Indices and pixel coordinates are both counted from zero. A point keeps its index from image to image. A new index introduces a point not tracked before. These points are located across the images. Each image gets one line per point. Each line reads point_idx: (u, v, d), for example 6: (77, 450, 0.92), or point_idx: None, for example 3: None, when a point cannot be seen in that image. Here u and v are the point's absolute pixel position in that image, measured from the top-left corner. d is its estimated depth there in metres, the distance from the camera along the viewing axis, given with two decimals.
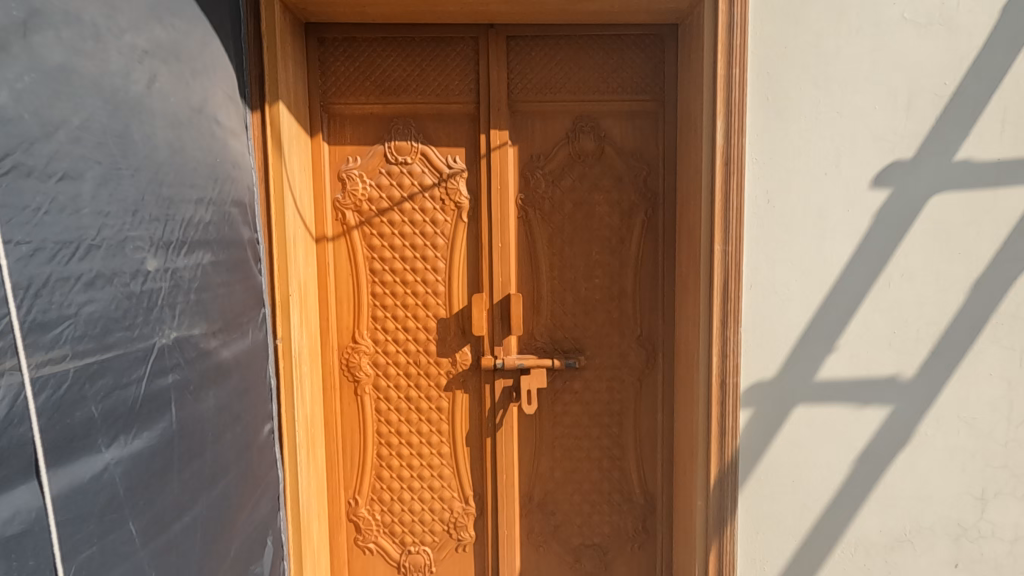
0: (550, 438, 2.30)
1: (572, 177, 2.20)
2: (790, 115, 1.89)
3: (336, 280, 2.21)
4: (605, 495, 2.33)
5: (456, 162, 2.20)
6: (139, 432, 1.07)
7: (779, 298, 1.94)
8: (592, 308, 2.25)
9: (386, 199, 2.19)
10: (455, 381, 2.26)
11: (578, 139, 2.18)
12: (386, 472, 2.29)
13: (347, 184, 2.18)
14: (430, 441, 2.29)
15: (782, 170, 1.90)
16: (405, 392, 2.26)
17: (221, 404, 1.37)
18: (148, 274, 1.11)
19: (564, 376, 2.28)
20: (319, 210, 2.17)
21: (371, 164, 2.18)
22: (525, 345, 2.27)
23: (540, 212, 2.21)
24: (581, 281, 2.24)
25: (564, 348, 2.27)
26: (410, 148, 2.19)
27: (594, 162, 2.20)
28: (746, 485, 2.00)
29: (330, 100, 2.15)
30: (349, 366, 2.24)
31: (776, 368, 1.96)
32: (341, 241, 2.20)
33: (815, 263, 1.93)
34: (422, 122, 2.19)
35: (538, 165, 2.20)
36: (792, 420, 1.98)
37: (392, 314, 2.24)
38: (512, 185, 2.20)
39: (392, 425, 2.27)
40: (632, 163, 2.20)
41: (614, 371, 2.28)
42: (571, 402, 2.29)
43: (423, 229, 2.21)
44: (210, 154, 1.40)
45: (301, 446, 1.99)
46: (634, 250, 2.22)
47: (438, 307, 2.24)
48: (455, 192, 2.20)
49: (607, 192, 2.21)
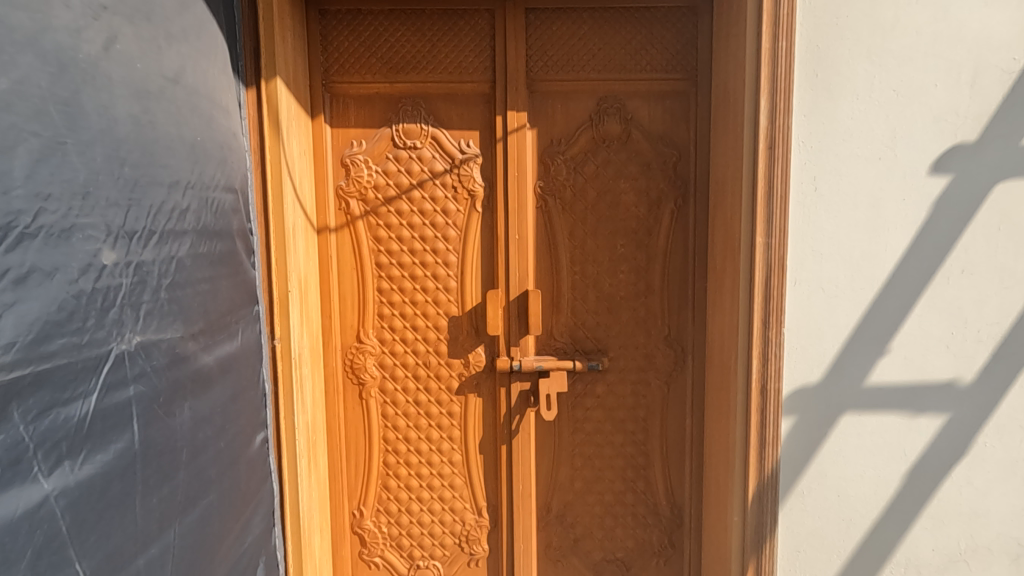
0: (569, 447, 2.13)
1: (595, 163, 2.02)
2: (841, 94, 1.68)
3: (339, 276, 2.05)
4: (628, 507, 2.15)
5: (469, 146, 2.03)
6: (89, 457, 0.94)
7: (826, 295, 1.74)
8: (616, 305, 2.07)
9: (394, 187, 2.03)
10: (467, 384, 2.10)
11: (603, 121, 2.00)
12: (393, 481, 2.14)
13: (351, 171, 2.01)
14: (440, 448, 2.13)
15: (831, 155, 1.70)
16: (413, 397, 2.10)
17: (196, 416, 1.24)
18: (104, 269, 0.98)
19: (586, 379, 2.10)
20: (321, 199, 2.01)
21: (377, 149, 2.02)
22: (544, 346, 2.09)
23: (561, 201, 2.03)
24: (604, 277, 2.06)
25: (586, 349, 2.09)
26: (419, 132, 2.01)
27: (620, 147, 2.01)
28: (787, 500, 1.81)
29: (333, 79, 1.99)
30: (353, 367, 2.08)
31: (822, 372, 1.76)
32: (344, 232, 2.04)
33: (867, 258, 1.73)
34: (432, 103, 2.01)
35: (559, 150, 2.01)
36: (839, 429, 1.79)
37: (400, 313, 2.07)
38: (531, 171, 2.03)
39: (400, 432, 2.12)
40: (660, 147, 2.01)
41: (640, 375, 2.10)
42: (592, 407, 2.11)
43: (433, 221, 2.04)
44: (192, 132, 1.25)
45: (301, 456, 1.85)
46: (663, 242, 2.04)
47: (449, 304, 2.07)
48: (467, 179, 2.03)
49: (633, 179, 2.02)
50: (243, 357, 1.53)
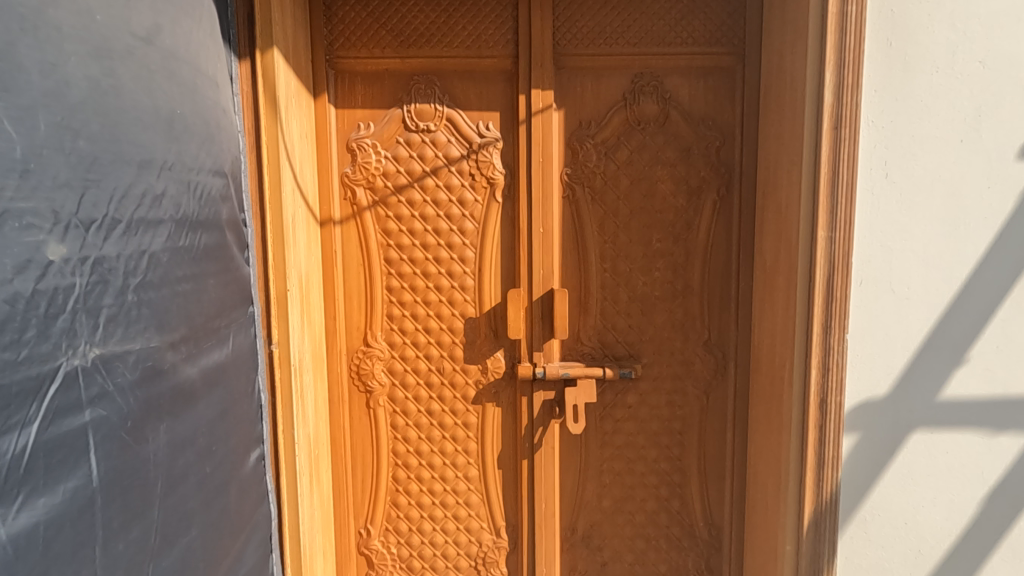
0: (597, 462, 1.94)
1: (629, 148, 1.81)
2: (917, 66, 1.47)
3: (345, 273, 1.86)
4: (662, 529, 1.96)
5: (489, 129, 1.82)
6: (29, 503, 0.75)
7: (896, 297, 1.53)
8: (650, 306, 1.87)
9: (405, 175, 1.83)
10: (485, 392, 1.91)
11: (638, 101, 1.79)
12: (403, 498, 1.95)
13: (358, 156, 1.82)
14: (455, 463, 1.94)
15: (905, 137, 1.49)
16: (426, 406, 1.91)
17: (175, 440, 1.04)
18: (49, 267, 0.79)
19: (616, 388, 1.90)
20: (324, 188, 1.81)
21: (387, 132, 1.82)
22: (570, 351, 1.89)
23: (591, 191, 1.83)
24: (638, 275, 1.86)
25: (616, 356, 1.89)
26: (433, 113, 1.81)
27: (657, 130, 1.81)
28: (847, 528, 1.61)
29: (338, 54, 1.79)
30: (360, 373, 1.89)
31: (889, 385, 1.56)
32: (350, 225, 1.84)
33: (943, 254, 1.52)
34: (448, 81, 1.81)
35: (588, 133, 1.81)
36: (908, 448, 1.58)
37: (411, 313, 1.88)
38: (557, 157, 1.82)
39: (410, 444, 1.93)
40: (702, 130, 1.80)
41: (676, 384, 1.90)
42: (623, 419, 1.92)
43: (448, 212, 1.84)
44: (169, 104, 1.05)
45: (302, 472, 1.67)
46: (703, 237, 1.83)
47: (465, 304, 1.88)
48: (486, 166, 1.83)
49: (671, 166, 1.82)
50: (233, 366, 1.33)
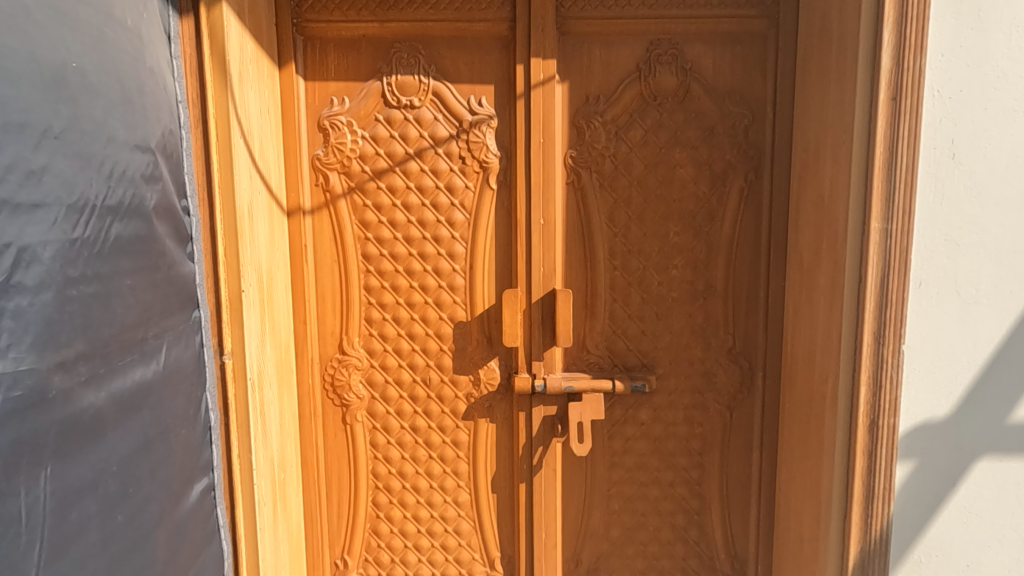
0: (604, 486, 1.70)
1: (643, 127, 1.57)
2: (994, 25, 1.22)
3: (316, 270, 1.62)
4: (677, 561, 1.73)
5: (481, 104, 1.58)
6: None
7: (962, 301, 1.29)
8: (667, 310, 1.63)
9: (384, 158, 1.59)
10: (477, 407, 1.67)
11: (654, 72, 1.55)
12: (385, 525, 1.72)
13: (330, 136, 1.58)
14: (443, 486, 1.71)
15: (977, 110, 1.24)
16: (410, 422, 1.68)
17: (67, 487, 0.83)
18: None
19: (627, 403, 1.67)
20: (291, 172, 1.57)
21: (363, 108, 1.58)
22: (574, 360, 1.66)
23: (599, 176, 1.59)
24: (653, 274, 1.62)
25: (627, 366, 1.65)
26: (417, 86, 1.57)
27: (676, 106, 1.56)
28: (899, 570, 1.38)
29: (307, 16, 1.55)
30: (335, 385, 1.66)
31: (952, 405, 1.32)
32: (322, 216, 1.61)
33: (1021, 250, 1.28)
34: (435, 49, 1.57)
35: (596, 110, 1.57)
36: (972, 479, 1.35)
37: (393, 317, 1.64)
38: (560, 137, 1.58)
39: (393, 465, 1.69)
40: (728, 106, 1.56)
41: (695, 398, 1.66)
42: (634, 438, 1.68)
43: (435, 201, 1.60)
44: (54, 55, 0.82)
45: (263, 502, 1.43)
46: (728, 230, 1.60)
47: (455, 307, 1.64)
48: (479, 148, 1.58)
49: (692, 148, 1.57)
50: (176, 384, 1.11)
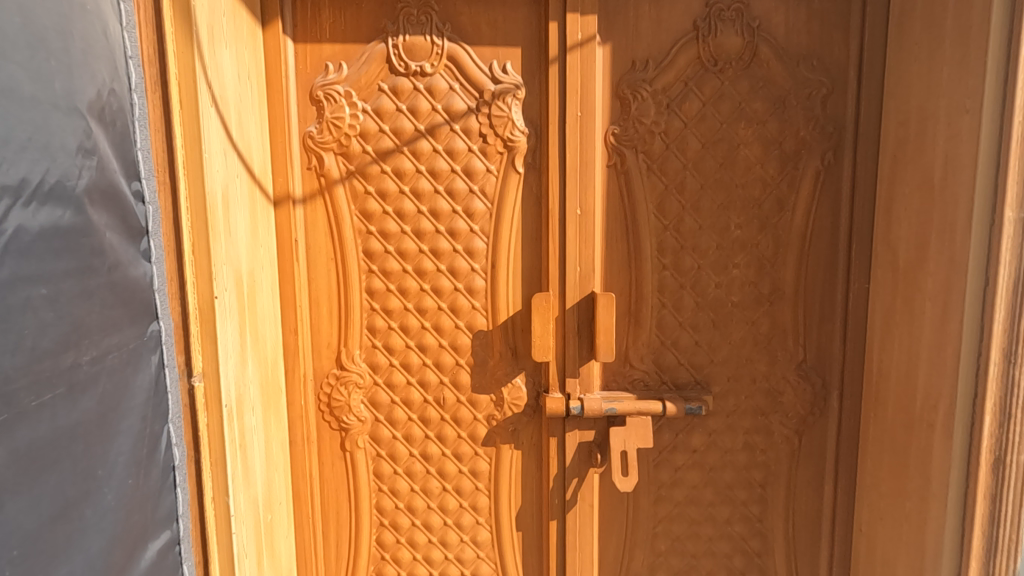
0: (649, 524, 1.45)
1: (701, 98, 1.31)
2: None
3: (309, 270, 1.36)
4: None
5: (505, 71, 1.32)
6: None
7: None
8: (726, 317, 1.37)
9: (390, 136, 1.33)
10: (500, 431, 1.41)
11: (714, 32, 1.28)
12: (391, 569, 1.46)
13: (325, 110, 1.32)
14: (460, 523, 1.45)
15: None
16: (421, 449, 1.42)
17: None
18: None
19: (677, 427, 1.41)
20: (278, 153, 1.31)
21: (365, 76, 1.31)
22: (615, 377, 1.40)
23: (646, 157, 1.33)
24: (709, 274, 1.36)
25: (678, 384, 1.39)
26: (429, 49, 1.31)
27: (740, 73, 1.30)
28: None
29: None
30: (332, 406, 1.40)
31: None
32: (317, 206, 1.35)
33: None
34: (450, 5, 1.31)
35: (644, 77, 1.30)
36: None
37: (400, 325, 1.38)
38: (600, 111, 1.32)
39: (400, 499, 1.44)
40: (804, 73, 1.29)
41: (758, 421, 1.40)
42: (685, 468, 1.42)
43: (450, 187, 1.34)
44: None
45: (245, 553, 1.18)
46: (801, 222, 1.33)
47: (474, 313, 1.38)
48: (503, 124, 1.32)
49: (760, 123, 1.31)
50: (121, 420, 0.88)
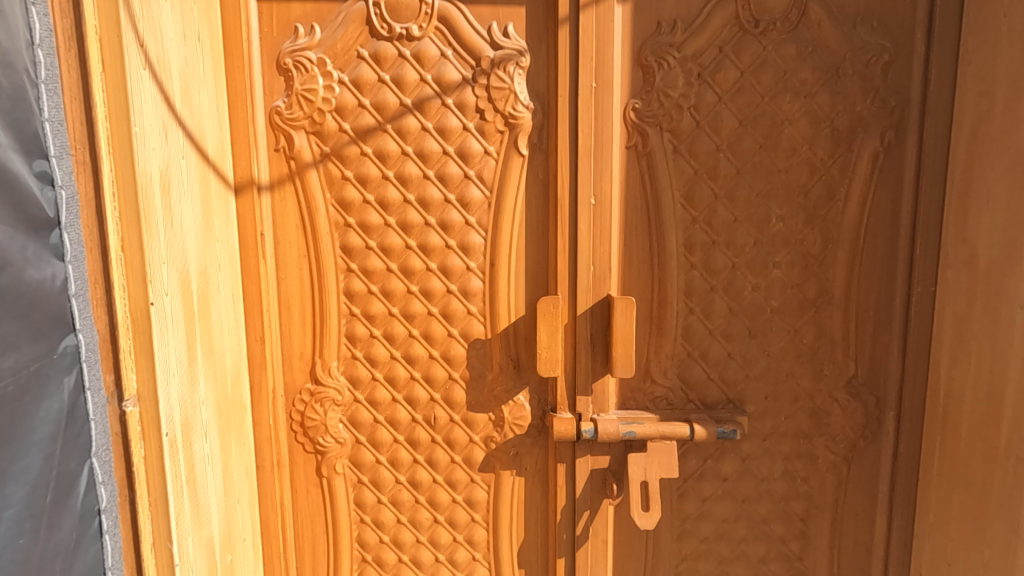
0: (671, 562, 1.25)
1: (738, 66, 1.10)
2: None
3: (278, 269, 1.17)
4: None
5: (506, 35, 1.12)
6: None
7: None
8: (764, 325, 1.17)
9: (371, 112, 1.13)
10: (500, 456, 1.22)
11: None
12: None
13: (295, 81, 1.12)
14: (454, 560, 1.26)
15: None
16: (408, 475, 1.23)
17: None
18: None
19: (705, 452, 1.21)
20: (238, 132, 1.11)
21: (341, 41, 1.11)
22: (633, 394, 1.20)
23: (673, 137, 1.13)
24: (746, 274, 1.16)
25: (707, 403, 1.19)
26: (417, 9, 1.11)
27: (786, 36, 1.09)
28: None
29: None
30: (306, 426, 1.21)
31: None
32: (286, 194, 1.15)
33: None
34: None
35: (671, 41, 1.10)
36: None
37: (384, 332, 1.19)
38: (619, 82, 1.11)
39: (385, 532, 1.25)
40: (862, 35, 1.09)
41: (800, 446, 1.21)
42: (714, 498, 1.23)
43: (442, 172, 1.15)
44: None
45: None
46: (854, 214, 1.13)
47: (470, 320, 1.19)
48: (503, 97, 1.12)
49: (807, 96, 1.10)
50: (10, 463, 0.69)
